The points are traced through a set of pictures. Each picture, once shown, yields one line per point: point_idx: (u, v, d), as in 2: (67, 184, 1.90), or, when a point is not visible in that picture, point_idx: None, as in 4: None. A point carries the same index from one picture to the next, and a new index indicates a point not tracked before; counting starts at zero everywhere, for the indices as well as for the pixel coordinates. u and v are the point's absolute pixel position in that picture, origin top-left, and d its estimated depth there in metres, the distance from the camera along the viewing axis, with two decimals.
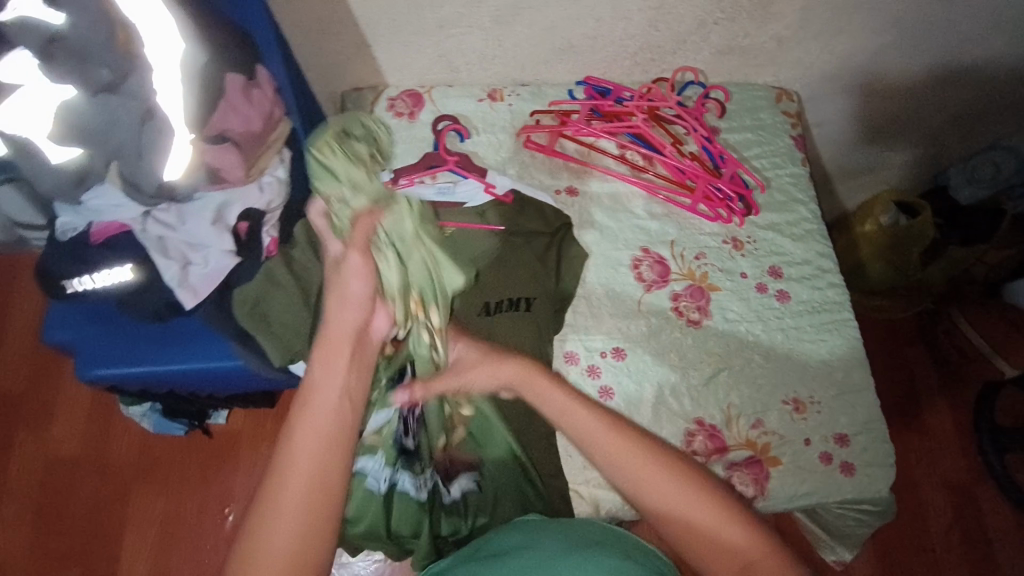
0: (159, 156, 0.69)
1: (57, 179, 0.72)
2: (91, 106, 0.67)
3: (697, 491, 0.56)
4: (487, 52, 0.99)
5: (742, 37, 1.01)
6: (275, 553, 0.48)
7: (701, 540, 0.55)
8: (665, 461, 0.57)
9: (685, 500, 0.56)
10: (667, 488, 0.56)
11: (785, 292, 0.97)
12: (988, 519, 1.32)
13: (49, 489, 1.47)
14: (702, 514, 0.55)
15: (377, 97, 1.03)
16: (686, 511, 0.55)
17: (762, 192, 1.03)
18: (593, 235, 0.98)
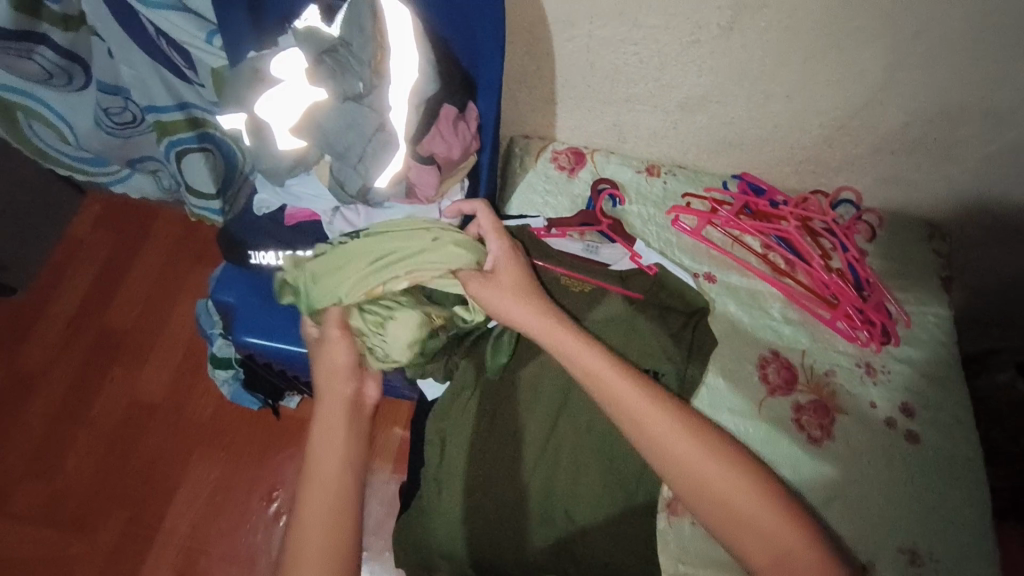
0: (378, 165, 0.76)
1: (277, 163, 0.80)
2: (336, 110, 0.75)
3: (714, 450, 0.72)
4: (658, 131, 1.04)
5: (914, 170, 1.01)
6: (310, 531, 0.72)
7: (710, 500, 0.71)
8: (686, 426, 0.74)
9: (704, 473, 0.71)
10: (692, 464, 0.71)
11: (914, 433, 0.93)
12: None
13: (126, 426, 1.54)
14: (715, 471, 0.71)
15: (542, 149, 1.10)
16: (698, 473, 0.72)
17: (904, 326, 1.00)
18: (725, 325, 0.98)
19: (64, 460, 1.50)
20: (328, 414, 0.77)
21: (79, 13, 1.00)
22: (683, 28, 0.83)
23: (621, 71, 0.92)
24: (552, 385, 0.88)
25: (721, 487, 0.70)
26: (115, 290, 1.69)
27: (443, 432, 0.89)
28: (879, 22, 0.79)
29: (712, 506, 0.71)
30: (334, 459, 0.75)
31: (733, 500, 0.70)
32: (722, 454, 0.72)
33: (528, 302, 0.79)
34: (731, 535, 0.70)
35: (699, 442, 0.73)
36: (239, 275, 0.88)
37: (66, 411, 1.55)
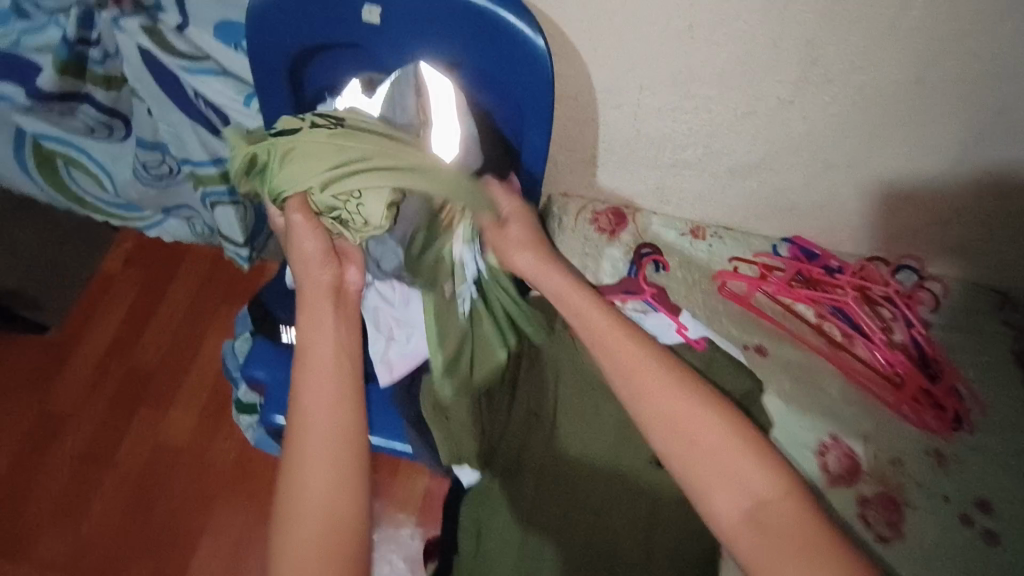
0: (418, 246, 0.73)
1: None
2: None
3: (733, 435, 0.65)
4: (706, 194, 0.99)
5: (984, 240, 0.94)
6: (304, 497, 0.61)
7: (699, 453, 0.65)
8: (679, 382, 0.69)
9: (698, 423, 0.66)
10: (679, 403, 0.67)
11: (995, 534, 0.84)
12: None
13: (150, 470, 1.51)
14: (718, 440, 0.65)
15: (581, 210, 1.05)
16: (689, 418, 0.66)
17: (979, 411, 0.92)
18: (780, 405, 0.92)
19: (88, 505, 1.48)
20: (317, 365, 0.66)
21: (121, 74, 0.97)
22: (739, 100, 0.78)
23: (669, 136, 0.87)
24: (597, 472, 0.83)
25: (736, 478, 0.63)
26: (143, 329, 1.66)
27: (480, 521, 0.83)
28: (956, 95, 0.73)
29: (702, 470, 0.64)
30: (324, 422, 0.64)
31: (719, 455, 0.64)
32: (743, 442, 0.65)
33: (538, 251, 0.77)
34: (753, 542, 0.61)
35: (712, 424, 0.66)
36: (269, 350, 0.86)
37: (93, 455, 1.53)
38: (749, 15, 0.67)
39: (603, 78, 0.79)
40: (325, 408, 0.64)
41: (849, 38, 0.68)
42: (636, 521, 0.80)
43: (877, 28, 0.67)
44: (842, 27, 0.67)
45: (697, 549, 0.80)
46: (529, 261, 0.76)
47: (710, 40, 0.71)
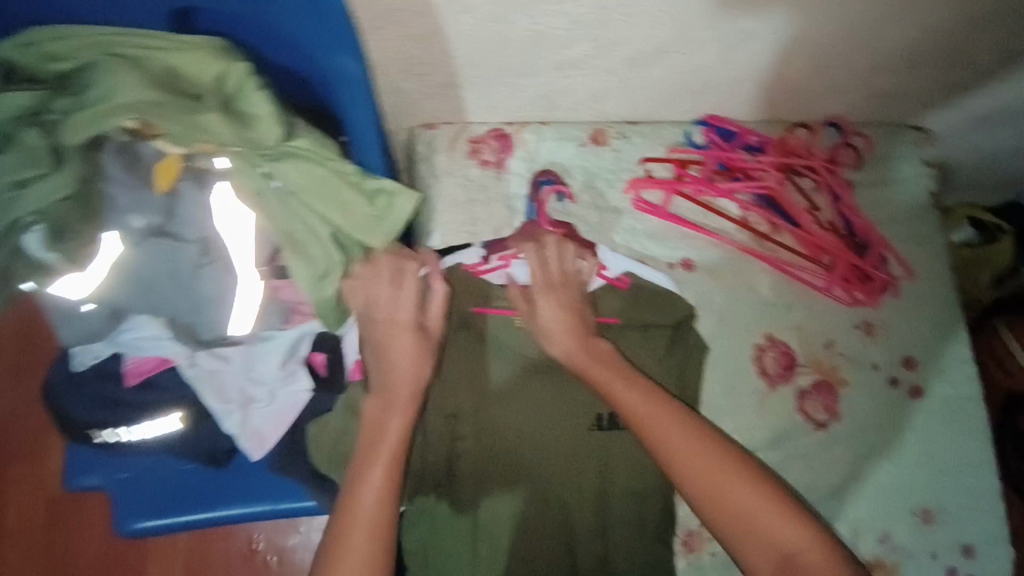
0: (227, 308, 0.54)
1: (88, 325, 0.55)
2: (144, 259, 0.51)
3: (695, 428, 0.69)
4: (603, 91, 0.77)
5: (907, 82, 0.85)
6: (360, 505, 0.57)
7: (717, 502, 0.66)
8: (689, 413, 0.70)
9: (700, 459, 0.67)
10: (676, 438, 0.68)
11: (918, 387, 0.87)
12: None
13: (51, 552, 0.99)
14: (743, 490, 0.66)
15: (454, 139, 0.83)
16: (680, 445, 0.68)
17: (905, 276, 0.90)
18: (714, 322, 0.85)
19: None
20: (392, 368, 0.62)
21: None
22: None
23: (548, 36, 0.65)
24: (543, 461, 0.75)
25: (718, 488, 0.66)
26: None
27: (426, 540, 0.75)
28: None
29: (704, 491, 0.66)
30: (392, 441, 0.60)
31: (725, 496, 0.66)
32: (718, 451, 0.68)
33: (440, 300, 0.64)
34: (736, 540, 0.65)
35: (698, 442, 0.68)
36: (90, 451, 0.64)
37: None
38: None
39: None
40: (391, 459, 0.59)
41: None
42: (588, 497, 0.75)
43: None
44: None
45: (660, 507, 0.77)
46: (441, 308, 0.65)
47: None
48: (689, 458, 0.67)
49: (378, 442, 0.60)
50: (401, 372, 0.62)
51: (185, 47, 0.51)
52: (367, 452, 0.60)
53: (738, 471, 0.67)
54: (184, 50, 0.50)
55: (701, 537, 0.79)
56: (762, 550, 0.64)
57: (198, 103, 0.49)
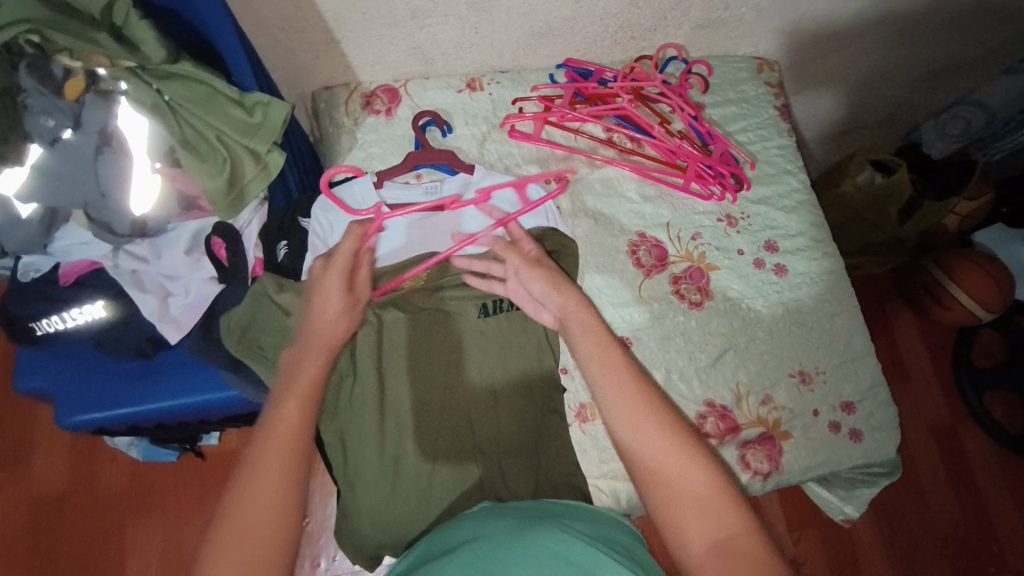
0: (126, 193, 0.67)
1: (27, 232, 0.68)
2: (59, 158, 0.64)
3: (643, 401, 0.61)
4: (464, 40, 0.96)
5: (723, 10, 1.00)
6: (244, 509, 0.56)
7: (663, 478, 0.58)
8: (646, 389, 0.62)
9: (648, 433, 0.59)
10: (625, 403, 0.61)
11: (782, 265, 0.97)
12: (970, 456, 1.73)
13: (41, 528, 1.26)
14: (695, 484, 0.57)
15: (350, 94, 0.98)
16: (625, 409, 0.61)
17: (750, 169, 1.02)
18: (589, 224, 0.96)
19: None
20: (318, 343, 0.67)
21: None
22: None
23: None
24: (442, 354, 0.84)
25: (662, 461, 0.58)
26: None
27: (341, 430, 0.80)
28: None
29: (651, 478, 0.58)
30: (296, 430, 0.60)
31: (676, 488, 0.57)
32: (676, 427, 0.60)
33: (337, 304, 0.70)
34: (670, 523, 0.57)
35: (649, 408, 0.61)
36: (37, 353, 0.75)
37: None
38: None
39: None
40: (297, 413, 0.61)
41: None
42: (479, 381, 0.83)
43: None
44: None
45: (546, 380, 0.84)
46: (331, 303, 0.69)
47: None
48: (644, 424, 0.60)
49: (291, 393, 0.62)
50: (312, 336, 0.67)
51: None
52: (283, 393, 0.63)
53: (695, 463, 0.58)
54: None
55: (593, 408, 0.87)
56: (702, 530, 0.55)
57: (94, 25, 0.65)
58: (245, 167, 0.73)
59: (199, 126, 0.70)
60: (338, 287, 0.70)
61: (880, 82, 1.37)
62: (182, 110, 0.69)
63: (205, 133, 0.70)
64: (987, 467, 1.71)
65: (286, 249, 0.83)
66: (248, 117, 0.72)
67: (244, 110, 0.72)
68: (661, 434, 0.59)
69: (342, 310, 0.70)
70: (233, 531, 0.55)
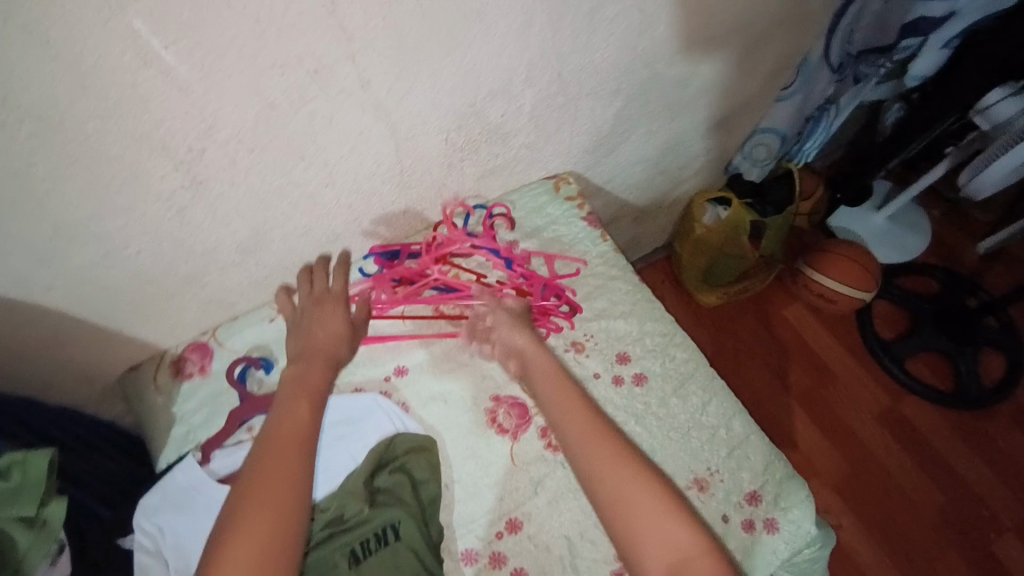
0: None
1: None
2: None
3: (606, 444, 0.79)
4: (256, 275, 0.95)
5: (494, 158, 1.06)
6: (260, 499, 0.71)
7: (620, 496, 0.75)
8: (606, 431, 0.81)
9: (605, 463, 0.77)
10: (585, 431, 0.81)
11: (640, 373, 0.96)
12: (920, 426, 1.74)
13: None
14: (647, 499, 0.74)
15: (156, 368, 0.93)
16: (584, 439, 0.80)
17: (577, 289, 1.04)
18: (441, 407, 0.93)
19: None
20: (314, 352, 0.88)
21: None
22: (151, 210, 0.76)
23: (150, 266, 0.83)
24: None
25: (626, 497, 0.74)
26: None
27: None
28: (320, 99, 0.75)
29: (611, 498, 0.75)
30: (291, 446, 0.77)
31: (630, 498, 0.74)
32: (635, 463, 0.78)
33: (325, 306, 0.92)
34: (632, 540, 0.73)
35: (625, 463, 0.77)
36: None
37: None
38: (42, 155, 0.65)
39: (3, 272, 0.73)
40: (304, 414, 0.81)
41: (167, 116, 0.68)
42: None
43: (185, 103, 0.67)
44: (145, 114, 0.66)
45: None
46: (326, 315, 0.91)
47: (41, 185, 0.67)
48: (611, 463, 0.78)
49: (300, 401, 0.82)
50: (311, 350, 0.88)
51: None
52: (291, 402, 0.81)
53: (649, 484, 0.76)
54: None
55: None
56: (657, 552, 0.71)
57: None
58: (17, 541, 0.64)
59: None
60: (341, 317, 0.91)
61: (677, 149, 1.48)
62: None
63: None
64: (941, 433, 1.73)
65: None
66: (7, 485, 0.64)
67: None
68: (623, 464, 0.77)
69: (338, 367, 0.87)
70: (229, 537, 0.68)
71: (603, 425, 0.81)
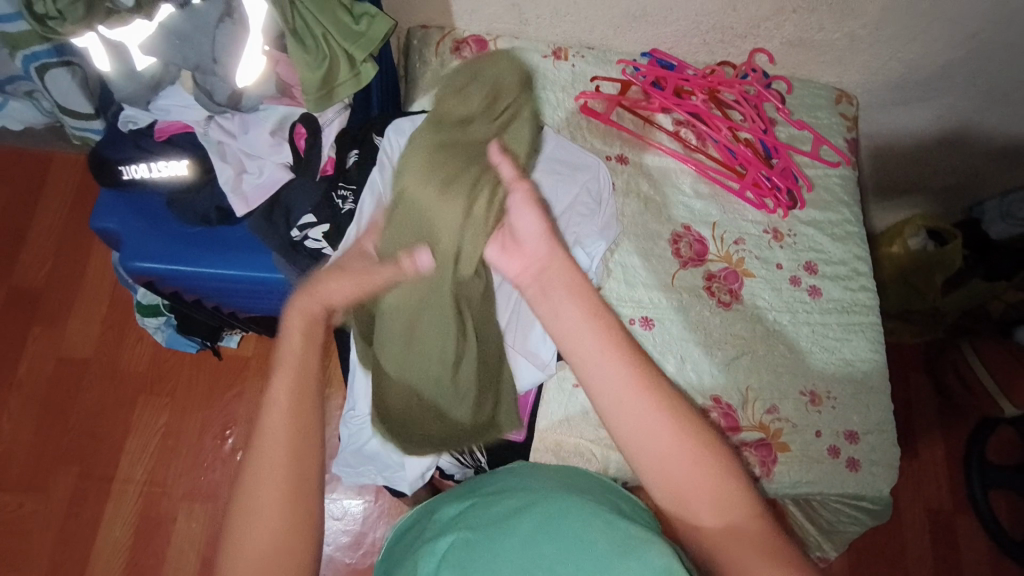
0: (230, 71, 0.73)
1: (138, 85, 0.75)
2: (187, 28, 0.70)
3: (653, 398, 0.51)
4: (561, 8, 1.00)
5: (817, 30, 1.02)
6: (257, 508, 0.48)
7: (686, 496, 0.49)
8: (645, 379, 0.52)
9: (663, 432, 0.50)
10: (637, 405, 0.51)
11: (817, 287, 0.98)
12: (965, 556, 1.42)
13: (62, 386, 1.46)
14: (722, 485, 0.49)
15: (442, 37, 1.03)
16: (635, 410, 0.51)
17: (808, 190, 1.03)
18: (637, 205, 0.99)
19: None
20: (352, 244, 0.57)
21: None
22: None
23: None
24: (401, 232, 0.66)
25: (689, 484, 0.49)
26: (20, 246, 1.56)
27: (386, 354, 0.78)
28: None
29: (670, 485, 0.50)
30: (286, 410, 0.50)
31: (698, 484, 0.49)
32: (706, 432, 0.51)
33: None
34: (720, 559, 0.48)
35: (684, 425, 0.50)
36: (121, 199, 0.83)
37: (67, 375, 1.47)
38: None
39: None
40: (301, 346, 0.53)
41: None
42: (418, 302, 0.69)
43: None
44: None
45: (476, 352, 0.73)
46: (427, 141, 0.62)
47: None
48: (670, 441, 0.50)
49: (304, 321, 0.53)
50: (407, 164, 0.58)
51: None
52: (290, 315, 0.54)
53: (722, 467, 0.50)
54: None
55: None
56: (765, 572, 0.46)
57: None
58: (340, 72, 0.78)
59: (312, 28, 0.74)
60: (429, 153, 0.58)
61: (966, 168, 1.32)
62: (302, 10, 0.74)
63: (313, 35, 0.75)
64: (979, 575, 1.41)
65: (355, 158, 0.85)
66: (354, 28, 0.77)
67: (352, 19, 0.77)
68: (683, 431, 0.50)
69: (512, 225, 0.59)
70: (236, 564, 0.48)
71: (644, 370, 0.52)
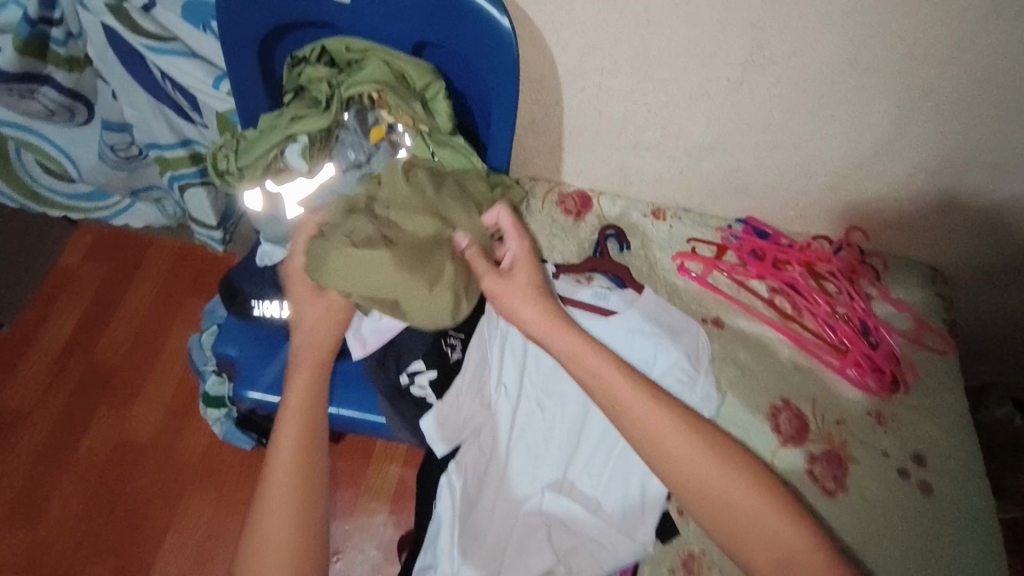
0: None
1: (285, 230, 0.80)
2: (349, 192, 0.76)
3: (707, 449, 0.69)
4: (665, 176, 1.05)
5: (917, 218, 1.04)
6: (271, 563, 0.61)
7: (748, 532, 0.65)
8: (701, 434, 0.70)
9: (727, 478, 0.67)
10: (704, 461, 0.68)
11: (928, 484, 0.91)
12: None
13: (116, 470, 1.45)
14: (773, 518, 0.66)
15: (548, 192, 1.10)
16: (700, 463, 0.68)
17: (912, 375, 0.99)
18: (733, 371, 0.97)
19: (44, 509, 1.40)
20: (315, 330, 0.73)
21: (85, 55, 0.94)
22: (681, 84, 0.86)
23: (628, 119, 0.94)
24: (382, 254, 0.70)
25: (751, 522, 0.66)
26: (106, 323, 1.63)
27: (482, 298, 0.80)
28: (890, 76, 0.81)
29: (733, 525, 0.66)
30: (291, 473, 0.66)
31: (761, 520, 0.65)
32: (746, 468, 0.69)
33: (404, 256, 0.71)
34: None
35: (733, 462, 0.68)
36: (244, 329, 0.87)
37: (124, 458, 1.46)
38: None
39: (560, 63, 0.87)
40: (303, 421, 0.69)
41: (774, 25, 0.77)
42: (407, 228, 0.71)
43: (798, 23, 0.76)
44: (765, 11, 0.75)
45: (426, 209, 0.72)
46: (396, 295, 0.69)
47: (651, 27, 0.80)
48: (735, 487, 0.67)
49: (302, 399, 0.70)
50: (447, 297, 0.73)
51: (411, 63, 0.74)
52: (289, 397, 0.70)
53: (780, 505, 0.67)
54: (413, 62, 0.74)
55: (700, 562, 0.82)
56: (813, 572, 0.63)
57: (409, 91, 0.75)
58: None
59: None
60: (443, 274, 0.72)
61: None
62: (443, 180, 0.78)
63: None
64: None
65: None
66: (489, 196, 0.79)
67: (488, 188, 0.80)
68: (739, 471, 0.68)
69: (527, 251, 0.76)
70: None
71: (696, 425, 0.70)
